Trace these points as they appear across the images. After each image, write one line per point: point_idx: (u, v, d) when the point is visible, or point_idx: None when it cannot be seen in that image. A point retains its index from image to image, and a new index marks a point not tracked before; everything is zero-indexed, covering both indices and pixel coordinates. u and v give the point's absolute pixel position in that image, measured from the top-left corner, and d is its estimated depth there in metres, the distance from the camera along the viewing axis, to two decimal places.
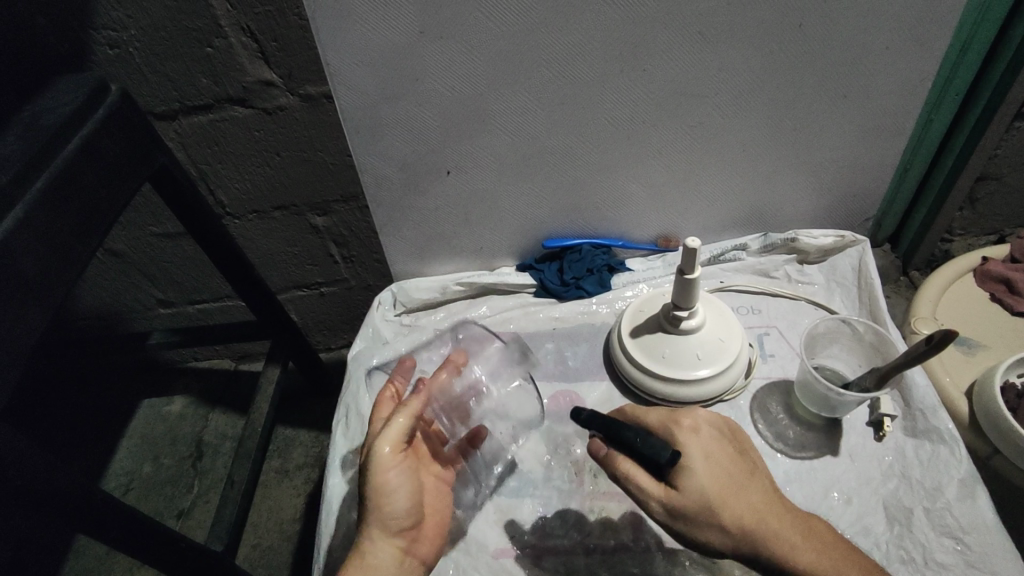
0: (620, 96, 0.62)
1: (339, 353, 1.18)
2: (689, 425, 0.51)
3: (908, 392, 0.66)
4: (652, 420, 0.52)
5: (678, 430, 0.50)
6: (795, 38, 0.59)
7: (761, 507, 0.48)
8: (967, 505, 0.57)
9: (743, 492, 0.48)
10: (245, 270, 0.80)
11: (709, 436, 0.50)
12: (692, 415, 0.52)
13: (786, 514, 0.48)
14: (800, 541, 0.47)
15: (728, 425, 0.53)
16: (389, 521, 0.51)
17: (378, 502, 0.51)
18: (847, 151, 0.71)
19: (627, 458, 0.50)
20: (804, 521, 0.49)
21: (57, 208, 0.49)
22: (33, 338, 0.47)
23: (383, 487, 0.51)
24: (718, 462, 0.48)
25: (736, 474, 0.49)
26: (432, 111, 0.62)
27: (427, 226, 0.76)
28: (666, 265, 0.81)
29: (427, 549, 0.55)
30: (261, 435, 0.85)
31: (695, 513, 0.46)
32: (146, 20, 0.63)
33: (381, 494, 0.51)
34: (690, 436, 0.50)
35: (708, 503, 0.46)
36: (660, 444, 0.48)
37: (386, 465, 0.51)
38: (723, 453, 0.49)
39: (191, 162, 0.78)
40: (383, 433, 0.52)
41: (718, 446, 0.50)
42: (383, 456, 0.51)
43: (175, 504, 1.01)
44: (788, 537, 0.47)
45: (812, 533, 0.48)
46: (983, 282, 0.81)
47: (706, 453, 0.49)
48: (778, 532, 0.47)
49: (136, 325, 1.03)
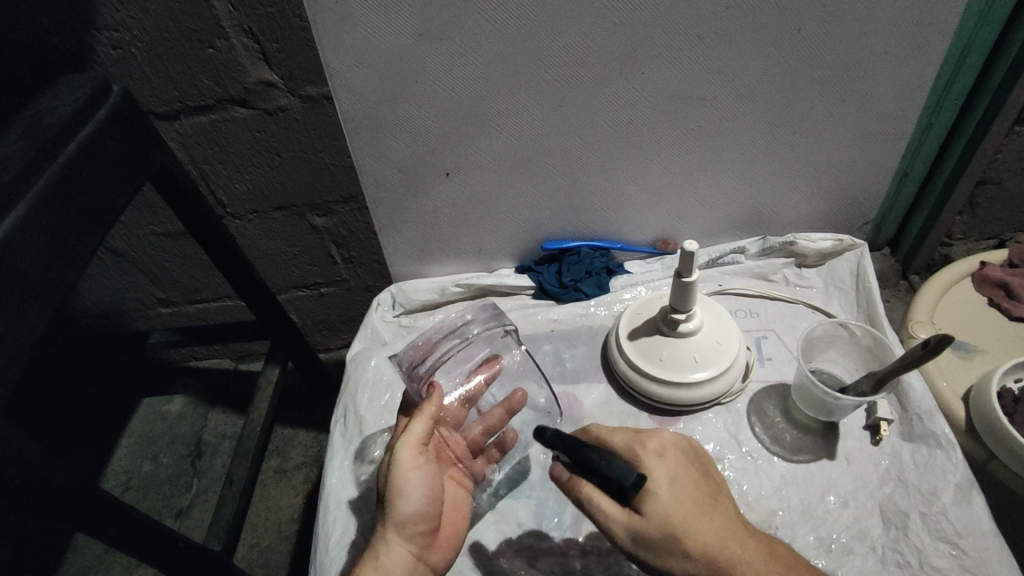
0: (619, 99, 0.62)
1: (339, 353, 1.18)
2: (652, 448, 0.51)
3: (905, 396, 0.66)
4: (618, 441, 0.52)
5: (643, 455, 0.50)
6: (795, 42, 0.59)
7: (724, 533, 0.48)
8: (964, 510, 0.57)
9: (708, 519, 0.48)
10: (246, 271, 0.81)
11: (672, 461, 0.50)
12: (656, 438, 0.52)
13: (750, 540, 0.48)
14: (764, 566, 0.47)
15: (690, 447, 0.53)
16: (406, 523, 0.50)
17: (393, 503, 0.50)
18: (846, 155, 0.71)
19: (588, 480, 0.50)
20: (765, 544, 0.49)
21: (57, 208, 0.50)
22: (33, 336, 0.48)
23: (399, 489, 0.50)
24: (682, 487, 0.48)
25: (700, 499, 0.49)
26: (432, 113, 0.63)
27: (426, 227, 0.77)
28: (665, 268, 0.81)
29: (438, 557, 0.53)
30: (260, 435, 0.85)
31: (660, 540, 0.46)
32: (148, 21, 0.63)
33: (400, 494, 0.50)
34: (654, 460, 0.49)
35: (670, 528, 0.46)
36: (623, 465, 0.48)
37: (403, 466, 0.51)
38: (687, 479, 0.49)
39: (193, 162, 0.79)
40: (405, 436, 0.53)
41: (681, 471, 0.50)
42: (401, 458, 0.51)
43: (174, 503, 1.01)
44: (753, 564, 0.47)
45: (774, 553, 0.49)
46: (981, 287, 0.81)
47: (670, 479, 0.48)
48: (743, 559, 0.47)
49: (136, 324, 1.04)
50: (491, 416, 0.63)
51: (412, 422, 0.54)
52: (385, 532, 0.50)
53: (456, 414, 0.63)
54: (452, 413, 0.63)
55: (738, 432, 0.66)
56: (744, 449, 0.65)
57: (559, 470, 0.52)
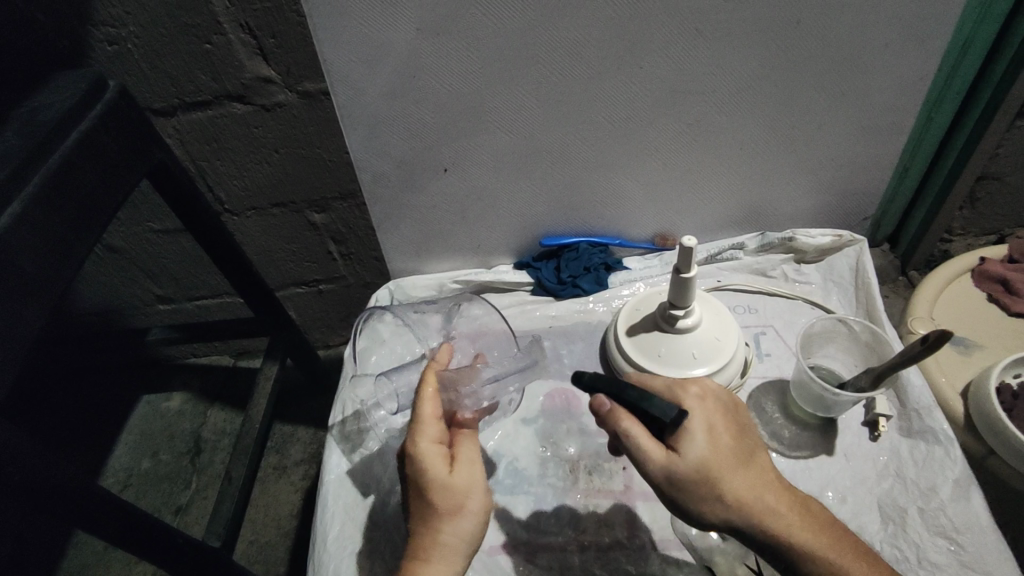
0: (617, 94, 0.62)
1: (337, 350, 1.18)
2: (694, 394, 0.51)
3: (904, 392, 0.66)
4: (658, 387, 0.52)
5: (684, 398, 0.50)
6: (793, 37, 0.58)
7: (760, 485, 0.47)
8: (962, 506, 0.57)
9: (745, 468, 0.47)
10: (243, 267, 0.80)
11: (713, 406, 0.49)
12: (698, 385, 0.51)
13: (786, 495, 0.48)
14: (798, 521, 0.46)
15: (732, 398, 0.52)
16: (470, 538, 0.49)
17: (472, 523, 0.49)
18: (845, 151, 0.71)
19: (628, 414, 0.49)
20: (801, 502, 0.48)
21: (53, 204, 0.49)
22: (31, 331, 0.48)
23: (477, 507, 0.49)
24: (721, 433, 0.48)
25: (739, 450, 0.48)
26: (429, 109, 0.62)
27: (424, 224, 0.77)
28: (664, 265, 0.81)
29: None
30: (259, 431, 0.85)
31: (693, 482, 0.46)
32: (144, 16, 0.63)
33: (475, 512, 0.49)
34: (696, 402, 0.49)
35: (705, 472, 0.46)
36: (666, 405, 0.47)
37: (477, 486, 0.49)
38: (726, 425, 0.49)
39: (190, 158, 0.78)
40: (470, 455, 0.51)
41: (723, 418, 0.49)
42: (481, 478, 0.50)
43: (174, 500, 1.01)
44: (786, 517, 0.46)
45: (809, 512, 0.48)
46: (980, 283, 0.81)
47: (709, 422, 0.48)
48: (775, 510, 0.46)
49: (135, 321, 1.03)
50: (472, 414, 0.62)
51: (468, 442, 0.52)
52: (458, 543, 0.48)
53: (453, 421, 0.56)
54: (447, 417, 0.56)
55: None
56: None
57: (600, 401, 0.50)
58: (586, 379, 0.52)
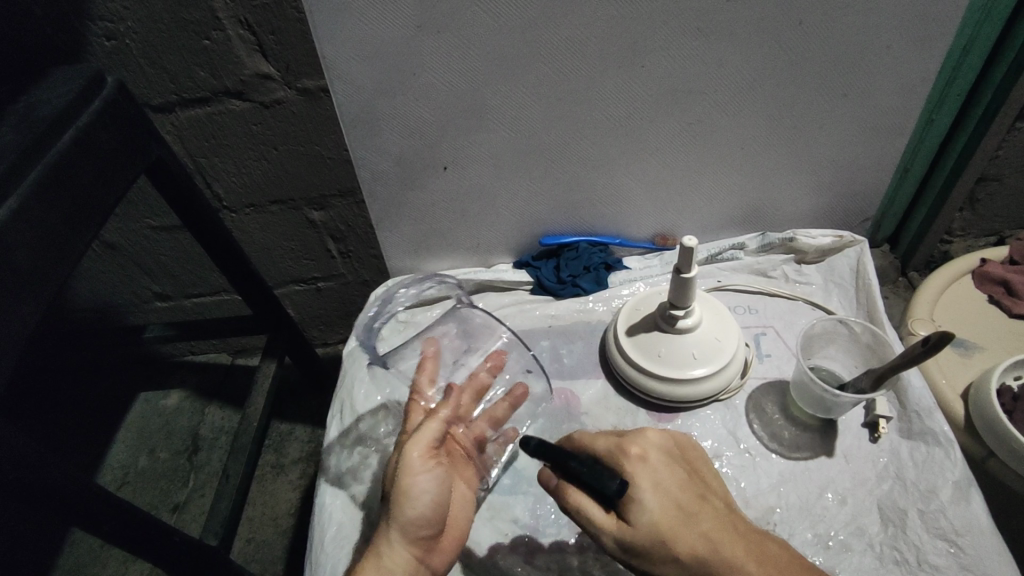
0: (618, 91, 0.61)
1: (336, 348, 1.18)
2: (636, 453, 0.50)
3: (905, 393, 0.65)
4: (601, 448, 0.51)
5: (626, 461, 0.49)
6: (795, 35, 0.58)
7: (715, 534, 0.46)
8: (961, 508, 0.57)
9: (697, 522, 0.46)
10: (241, 265, 0.80)
11: (659, 464, 0.49)
12: (641, 442, 0.51)
13: (741, 542, 0.46)
14: (757, 570, 0.45)
15: (678, 445, 0.53)
16: (409, 527, 0.50)
17: (403, 506, 0.50)
18: (847, 151, 0.71)
19: (577, 488, 0.50)
20: (758, 545, 0.47)
21: (48, 199, 0.49)
22: (27, 326, 0.47)
23: (407, 493, 0.50)
24: (668, 490, 0.48)
25: (688, 504, 0.47)
26: (429, 106, 0.62)
27: (423, 221, 0.76)
28: (664, 265, 0.81)
29: (441, 560, 0.54)
30: (257, 429, 0.84)
31: (648, 548, 0.46)
32: (143, 12, 0.62)
33: (405, 498, 0.50)
34: (639, 465, 0.49)
35: (657, 536, 0.45)
36: (604, 474, 0.48)
37: (414, 469, 0.51)
38: (673, 481, 0.49)
39: (188, 155, 0.78)
40: (415, 437, 0.52)
41: (670, 474, 0.49)
42: (412, 459, 0.51)
43: (171, 499, 1.01)
44: (744, 568, 0.44)
45: (769, 560, 0.46)
46: (981, 284, 0.81)
47: (655, 482, 0.48)
48: (731, 562, 0.45)
49: (132, 318, 1.03)
50: (496, 410, 0.65)
51: (425, 424, 0.54)
52: (398, 537, 0.50)
53: (468, 411, 0.64)
54: (465, 408, 0.64)
55: (737, 429, 0.66)
56: (743, 446, 0.65)
57: (546, 477, 0.51)
58: (533, 447, 0.53)
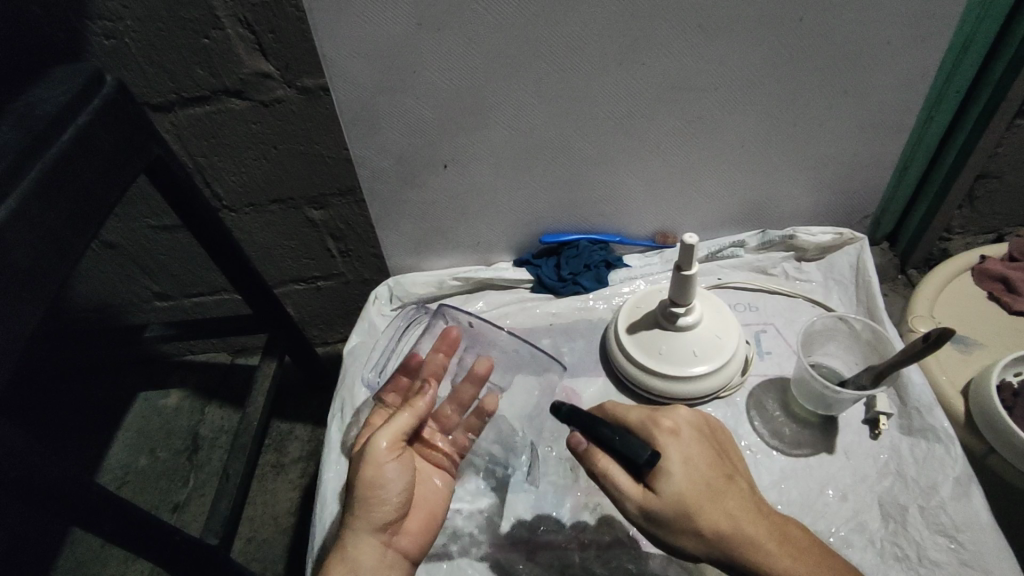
0: (618, 89, 0.62)
1: (336, 347, 1.18)
2: (669, 427, 0.50)
3: (905, 389, 0.65)
4: (633, 418, 0.52)
5: (658, 433, 0.49)
6: (794, 31, 0.58)
7: (739, 512, 0.46)
8: (961, 503, 0.57)
9: (721, 500, 0.47)
10: (240, 263, 0.80)
11: (689, 440, 0.50)
12: (672, 416, 0.51)
13: (763, 522, 0.47)
14: (777, 549, 0.46)
15: (706, 423, 0.53)
16: (374, 516, 0.51)
17: (369, 495, 0.51)
18: (847, 149, 0.71)
19: (605, 454, 0.50)
20: (779, 526, 0.47)
21: (47, 200, 0.49)
22: (28, 326, 0.47)
23: (375, 483, 0.51)
24: (697, 466, 0.48)
25: (715, 480, 0.48)
26: (429, 104, 0.62)
27: (424, 220, 0.76)
28: (664, 262, 0.81)
29: (411, 544, 0.55)
30: (257, 427, 0.84)
31: (672, 519, 0.46)
32: (141, 11, 0.62)
33: (371, 487, 0.51)
34: (670, 438, 0.49)
35: (682, 509, 0.46)
36: (637, 444, 0.48)
37: (379, 460, 0.51)
38: (703, 456, 0.49)
39: (187, 154, 0.78)
40: (382, 428, 0.52)
41: (700, 450, 0.49)
42: (378, 450, 0.51)
43: (171, 498, 1.01)
44: (765, 547, 0.46)
45: (790, 540, 0.47)
46: (981, 281, 0.81)
47: (685, 455, 0.48)
48: (754, 541, 0.46)
49: (132, 318, 1.03)
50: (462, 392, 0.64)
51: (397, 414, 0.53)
52: (364, 525, 0.51)
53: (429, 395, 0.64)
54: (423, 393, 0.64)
55: (737, 426, 0.66)
56: (743, 444, 0.65)
57: (576, 440, 0.51)
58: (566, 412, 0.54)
